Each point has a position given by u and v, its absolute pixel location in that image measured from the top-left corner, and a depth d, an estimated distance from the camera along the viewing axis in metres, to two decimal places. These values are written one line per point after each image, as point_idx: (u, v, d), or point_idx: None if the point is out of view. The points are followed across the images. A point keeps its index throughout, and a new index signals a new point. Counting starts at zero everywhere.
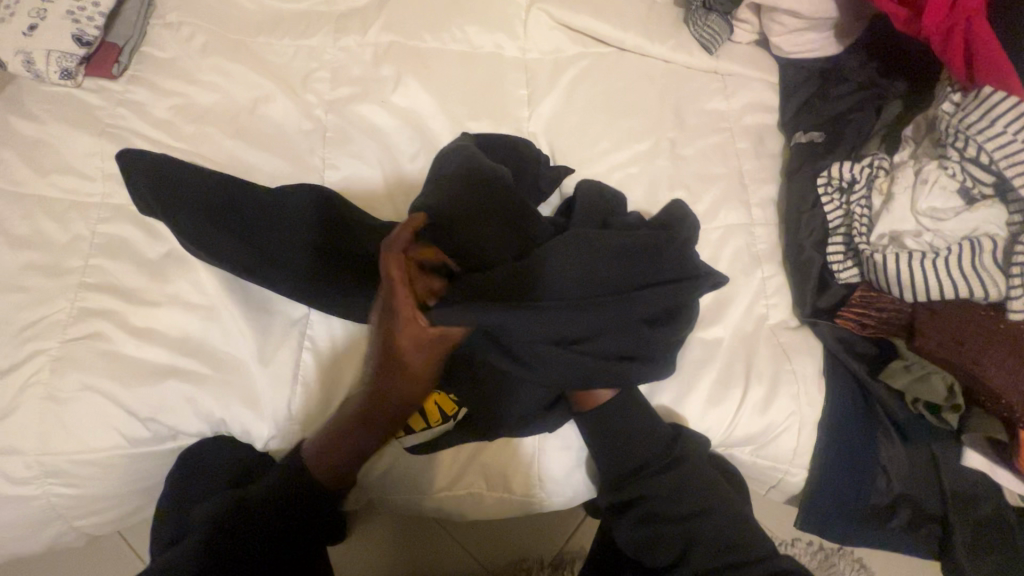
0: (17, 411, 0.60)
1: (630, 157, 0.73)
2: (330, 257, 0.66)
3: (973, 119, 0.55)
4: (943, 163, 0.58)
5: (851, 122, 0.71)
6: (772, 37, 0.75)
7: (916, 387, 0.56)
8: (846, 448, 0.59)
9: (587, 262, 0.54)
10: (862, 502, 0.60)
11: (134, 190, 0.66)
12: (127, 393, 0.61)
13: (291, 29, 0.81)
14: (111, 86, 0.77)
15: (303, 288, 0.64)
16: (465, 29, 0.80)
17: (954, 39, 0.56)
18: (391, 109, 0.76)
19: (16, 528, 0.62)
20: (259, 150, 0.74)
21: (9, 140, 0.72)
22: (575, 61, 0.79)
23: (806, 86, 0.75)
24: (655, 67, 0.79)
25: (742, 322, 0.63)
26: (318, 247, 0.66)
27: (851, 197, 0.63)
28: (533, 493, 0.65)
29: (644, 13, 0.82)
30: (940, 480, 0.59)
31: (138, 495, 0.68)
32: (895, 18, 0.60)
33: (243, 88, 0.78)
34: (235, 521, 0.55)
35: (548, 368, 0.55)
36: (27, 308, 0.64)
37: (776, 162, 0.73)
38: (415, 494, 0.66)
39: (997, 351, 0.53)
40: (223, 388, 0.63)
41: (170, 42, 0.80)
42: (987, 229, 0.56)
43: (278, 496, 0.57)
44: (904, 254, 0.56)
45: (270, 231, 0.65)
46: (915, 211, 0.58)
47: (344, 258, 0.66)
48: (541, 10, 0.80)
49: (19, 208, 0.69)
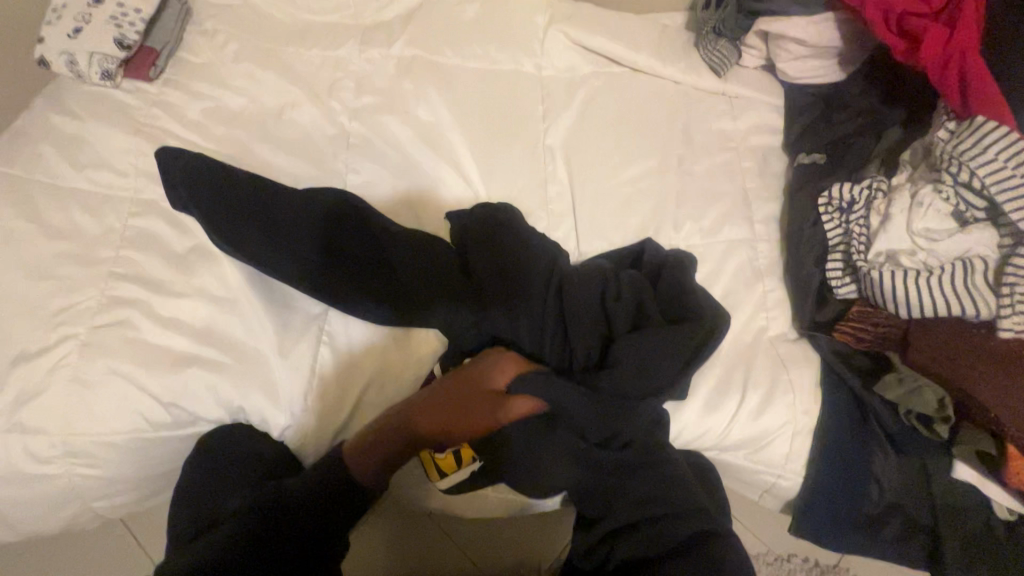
0: (43, 392, 0.63)
1: (639, 172, 0.76)
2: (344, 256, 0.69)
3: (966, 144, 0.57)
4: (938, 186, 0.60)
5: (852, 145, 0.74)
6: (778, 62, 0.79)
7: (910, 400, 0.58)
8: (840, 458, 0.61)
9: (628, 360, 0.58)
10: (854, 511, 0.61)
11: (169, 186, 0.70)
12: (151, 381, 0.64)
13: (319, 39, 0.86)
14: (147, 88, 0.81)
15: (317, 286, 0.67)
16: (485, 46, 0.84)
17: (951, 69, 0.59)
18: (412, 119, 0.80)
19: (35, 506, 0.65)
20: (285, 154, 0.77)
21: (48, 134, 0.76)
22: (588, 80, 0.83)
23: (809, 111, 0.78)
24: (664, 88, 0.83)
25: (742, 333, 0.66)
26: (334, 247, 0.69)
27: (850, 216, 0.66)
28: (535, 493, 0.66)
29: (656, 37, 0.86)
30: (932, 495, 0.60)
31: (153, 480, 0.70)
32: (894, 49, 0.64)
33: (272, 94, 0.81)
34: (269, 520, 0.58)
35: (561, 452, 0.59)
36: (59, 295, 0.67)
37: (780, 182, 0.76)
38: (427, 488, 0.68)
39: (987, 367, 0.55)
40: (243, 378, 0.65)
41: (204, 48, 0.84)
42: (980, 251, 0.58)
43: (309, 503, 0.60)
44: (899, 272, 0.58)
45: (283, 231, 0.68)
46: (911, 231, 0.61)
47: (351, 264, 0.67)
48: (558, 31, 0.84)
49: (56, 199, 0.72)
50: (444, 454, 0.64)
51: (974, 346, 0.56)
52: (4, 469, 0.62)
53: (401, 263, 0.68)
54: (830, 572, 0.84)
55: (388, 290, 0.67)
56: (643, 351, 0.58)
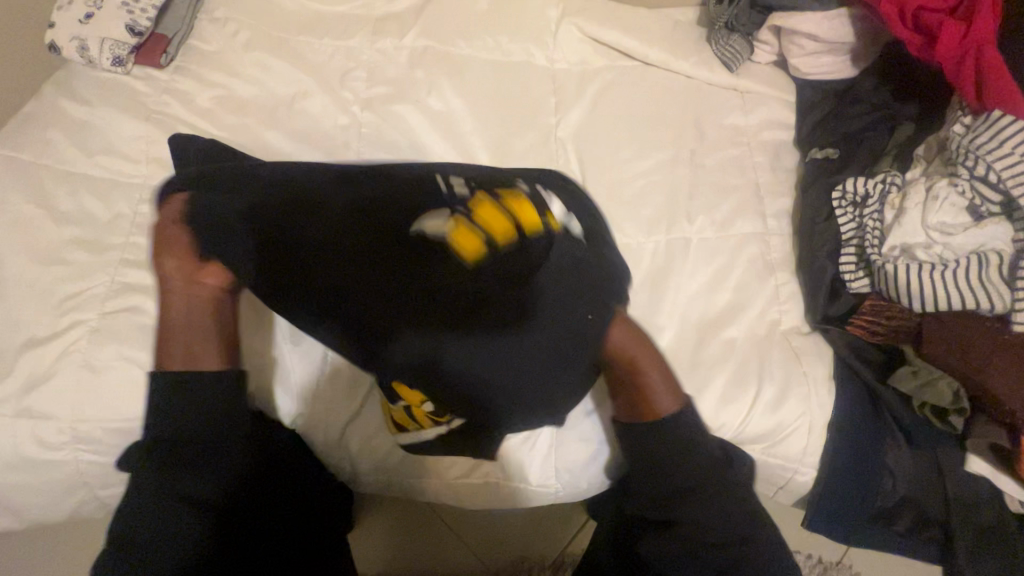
0: (53, 377, 0.62)
1: (651, 165, 0.76)
2: (284, 249, 0.56)
3: (984, 139, 0.57)
4: (953, 181, 0.60)
5: (864, 141, 0.74)
6: (790, 58, 0.79)
7: (925, 392, 0.58)
8: (855, 451, 0.61)
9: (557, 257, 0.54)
10: (869, 504, 0.61)
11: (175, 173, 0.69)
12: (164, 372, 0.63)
13: (331, 30, 0.85)
14: (158, 75, 0.80)
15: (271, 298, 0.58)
16: (497, 38, 0.84)
17: (968, 64, 0.59)
18: (424, 109, 0.79)
19: (44, 492, 0.64)
20: (296, 142, 0.77)
21: (58, 120, 0.76)
22: (601, 73, 0.83)
23: (821, 107, 0.78)
24: (677, 82, 0.83)
25: (756, 326, 0.66)
26: (265, 243, 0.56)
27: (863, 211, 0.66)
28: (548, 485, 0.65)
29: (669, 31, 0.86)
30: (944, 488, 0.60)
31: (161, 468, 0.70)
32: (910, 45, 0.65)
33: (284, 83, 0.81)
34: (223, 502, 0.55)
35: (544, 366, 0.55)
36: (69, 280, 0.66)
37: (792, 177, 0.76)
38: (430, 480, 0.65)
39: (1001, 359, 0.56)
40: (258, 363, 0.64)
41: (215, 36, 0.84)
42: (996, 245, 0.58)
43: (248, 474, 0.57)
44: (914, 266, 0.59)
45: (217, 227, 0.58)
46: (926, 225, 0.61)
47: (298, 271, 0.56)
48: (571, 24, 0.84)
49: (66, 185, 0.72)
50: (398, 411, 0.59)
51: (990, 338, 0.57)
52: (14, 455, 0.62)
53: (346, 257, 0.54)
54: (833, 569, 0.84)
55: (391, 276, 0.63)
56: (561, 250, 0.55)
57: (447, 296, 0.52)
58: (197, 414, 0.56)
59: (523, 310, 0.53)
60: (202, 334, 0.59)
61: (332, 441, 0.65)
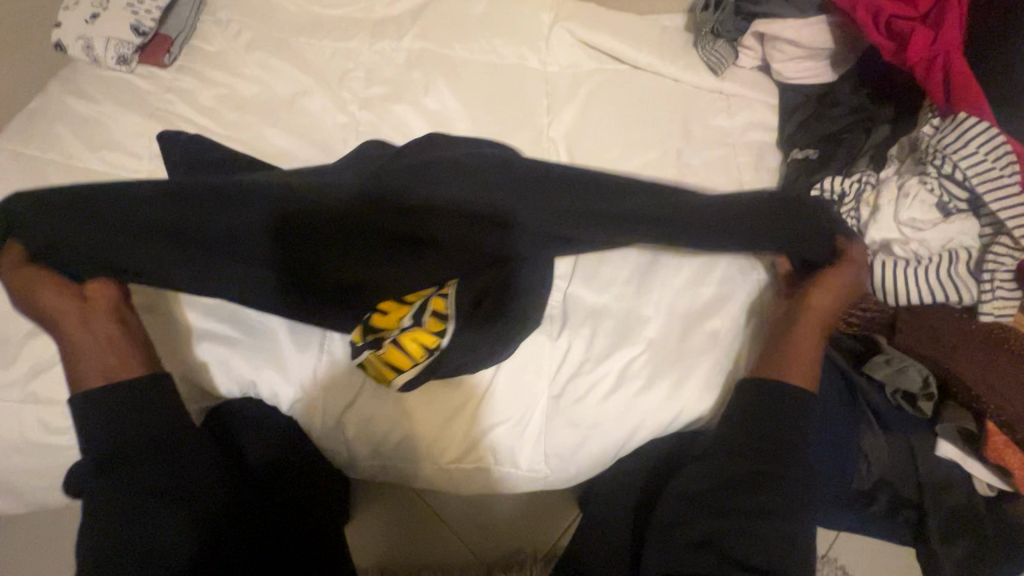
0: (57, 364, 0.64)
1: (640, 163, 0.79)
2: (228, 241, 0.57)
3: (949, 139, 0.60)
4: (923, 179, 0.63)
5: (844, 142, 0.77)
6: (773, 62, 0.82)
7: (897, 378, 0.61)
8: (832, 435, 0.63)
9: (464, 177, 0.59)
10: (844, 489, 0.64)
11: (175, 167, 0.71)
12: (183, 368, 0.67)
13: (330, 32, 0.88)
14: (161, 74, 0.83)
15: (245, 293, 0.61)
16: (491, 41, 0.87)
17: (937, 68, 0.63)
18: (421, 109, 0.82)
19: (46, 477, 0.66)
20: (296, 140, 0.80)
21: (64, 116, 0.78)
22: (591, 76, 0.86)
23: (803, 110, 0.82)
24: (665, 84, 0.86)
25: (738, 317, 0.68)
26: (192, 243, 0.57)
27: (840, 209, 0.68)
28: (539, 469, 0.67)
29: (657, 36, 0.89)
30: (918, 472, 0.63)
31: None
32: (883, 50, 0.68)
33: (284, 83, 0.84)
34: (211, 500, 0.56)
35: (540, 242, 0.62)
36: None
37: (775, 176, 0.79)
38: (425, 465, 0.67)
39: (970, 347, 0.59)
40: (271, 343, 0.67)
41: (218, 37, 0.86)
42: (962, 240, 0.62)
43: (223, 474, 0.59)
44: (890, 262, 0.61)
45: (118, 237, 0.56)
46: (900, 222, 0.63)
47: (289, 266, 0.60)
48: (563, 28, 0.87)
49: (71, 178, 0.74)
50: (385, 349, 0.62)
51: (959, 329, 0.60)
52: (19, 439, 0.63)
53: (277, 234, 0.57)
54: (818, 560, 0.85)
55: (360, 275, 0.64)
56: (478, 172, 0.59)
57: (428, 224, 0.58)
58: (154, 408, 0.55)
59: (494, 197, 0.58)
60: (99, 341, 0.57)
61: (330, 428, 0.67)
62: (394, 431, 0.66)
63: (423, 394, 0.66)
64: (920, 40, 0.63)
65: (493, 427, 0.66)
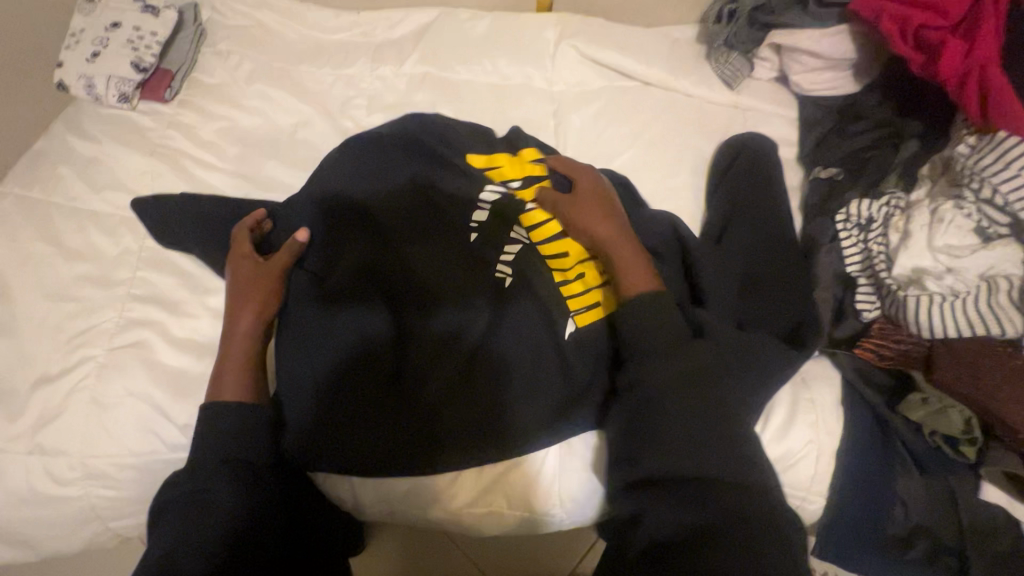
0: (64, 414, 0.63)
1: (649, 186, 0.75)
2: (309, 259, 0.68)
3: (988, 161, 0.57)
4: (959, 203, 0.59)
5: (870, 160, 0.72)
6: (791, 74, 0.78)
7: (935, 420, 0.57)
8: (864, 475, 0.59)
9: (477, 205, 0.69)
10: (878, 536, 0.59)
11: (167, 219, 0.71)
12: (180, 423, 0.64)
13: (331, 59, 0.86)
14: (163, 109, 0.82)
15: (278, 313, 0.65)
16: (496, 62, 0.85)
17: (969, 83, 0.59)
18: None
19: (55, 525, 0.65)
20: (297, 170, 0.78)
21: (67, 157, 0.77)
22: (599, 93, 0.83)
23: (823, 123, 0.77)
24: (678, 100, 0.82)
25: None
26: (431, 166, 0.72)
27: (869, 234, 0.64)
28: (552, 513, 0.64)
29: (667, 50, 0.85)
30: (960, 519, 0.58)
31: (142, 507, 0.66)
32: (911, 62, 0.64)
33: (285, 114, 0.82)
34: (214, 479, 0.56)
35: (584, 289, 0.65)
36: (78, 317, 0.68)
37: (797, 196, 0.74)
38: (436, 510, 0.65)
39: (1015, 387, 0.54)
40: (296, 330, 0.64)
41: (218, 68, 0.85)
42: (1005, 267, 0.57)
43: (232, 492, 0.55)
44: (923, 296, 0.57)
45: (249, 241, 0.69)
46: (933, 248, 0.59)
47: (356, 280, 0.65)
48: (569, 46, 0.84)
49: (75, 221, 0.73)
50: None
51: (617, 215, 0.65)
52: (27, 491, 0.63)
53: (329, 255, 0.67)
54: None
55: (397, 286, 0.65)
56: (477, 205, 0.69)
57: (447, 253, 0.66)
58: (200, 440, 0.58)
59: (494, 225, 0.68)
60: None
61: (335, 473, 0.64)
62: (382, 425, 0.62)
63: (440, 420, 0.62)
64: (925, 57, 0.63)
65: (520, 460, 0.63)
